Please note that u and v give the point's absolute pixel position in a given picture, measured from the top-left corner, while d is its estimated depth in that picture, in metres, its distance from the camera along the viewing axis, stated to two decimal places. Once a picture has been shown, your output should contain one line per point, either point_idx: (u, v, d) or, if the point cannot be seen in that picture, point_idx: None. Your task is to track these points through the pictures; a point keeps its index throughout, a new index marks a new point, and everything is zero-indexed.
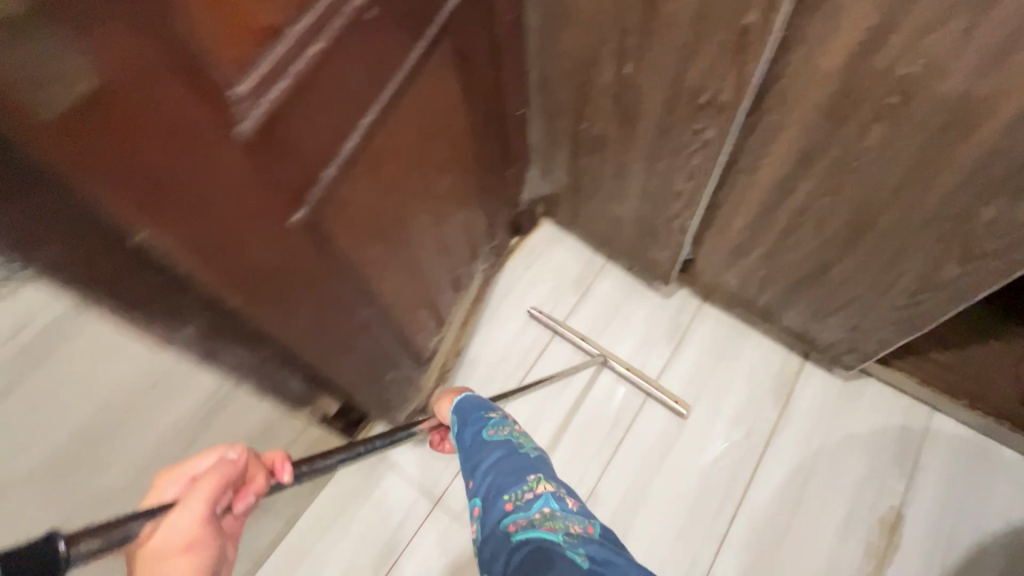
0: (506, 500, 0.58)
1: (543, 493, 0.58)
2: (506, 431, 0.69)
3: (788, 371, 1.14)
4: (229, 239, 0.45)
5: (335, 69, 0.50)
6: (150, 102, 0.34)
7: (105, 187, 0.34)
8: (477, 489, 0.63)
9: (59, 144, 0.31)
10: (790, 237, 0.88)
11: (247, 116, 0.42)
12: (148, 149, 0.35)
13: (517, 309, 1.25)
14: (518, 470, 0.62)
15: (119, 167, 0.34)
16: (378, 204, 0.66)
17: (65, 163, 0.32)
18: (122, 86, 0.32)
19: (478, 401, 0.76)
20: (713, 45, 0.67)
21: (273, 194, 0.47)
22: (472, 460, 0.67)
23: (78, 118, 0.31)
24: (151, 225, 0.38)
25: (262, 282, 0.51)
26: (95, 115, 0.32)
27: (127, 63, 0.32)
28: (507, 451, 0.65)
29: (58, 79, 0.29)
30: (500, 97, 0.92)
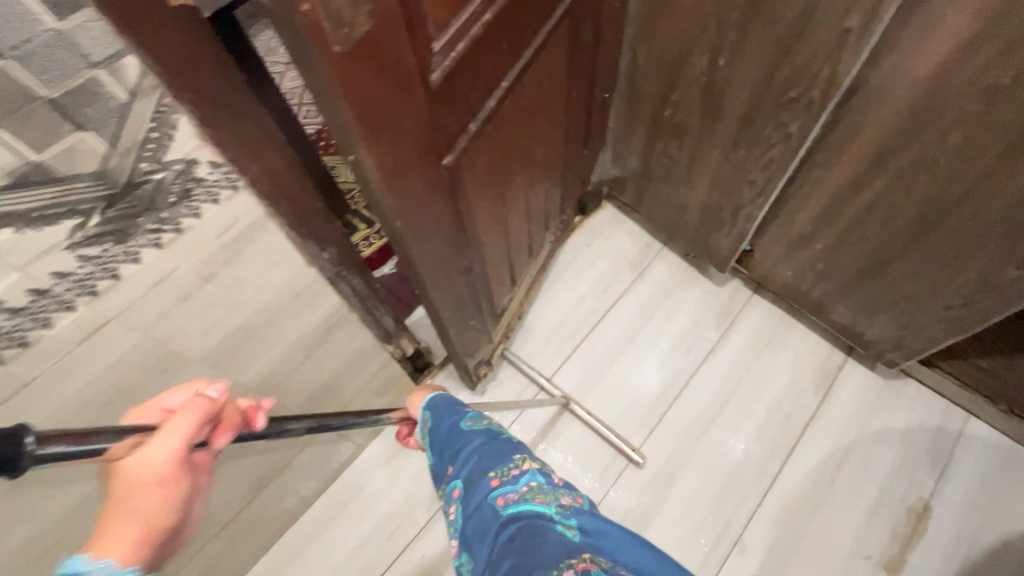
0: (492, 477, 0.61)
1: (529, 469, 0.61)
2: (483, 423, 0.74)
3: (830, 364, 1.21)
4: (405, 171, 0.54)
5: (493, 35, 0.58)
6: (391, 47, 0.43)
7: (352, 112, 0.43)
8: (459, 473, 0.67)
9: (339, 72, 0.39)
10: (854, 233, 0.94)
11: (437, 69, 0.50)
12: (380, 86, 0.44)
13: (575, 283, 1.34)
14: (501, 452, 0.65)
15: (363, 98, 0.43)
16: (495, 163, 0.75)
17: (338, 89, 0.40)
18: (381, 32, 0.41)
19: (451, 399, 0.81)
20: (811, 45, 0.74)
21: (437, 137, 0.56)
22: (453, 450, 0.71)
23: (350, 58, 0.40)
24: (368, 150, 0.47)
25: (417, 216, 0.60)
26: (359, 56, 0.40)
27: (388, 13, 0.41)
28: (487, 438, 0.69)
29: (353, 22, 0.38)
30: (594, 79, 1.00)
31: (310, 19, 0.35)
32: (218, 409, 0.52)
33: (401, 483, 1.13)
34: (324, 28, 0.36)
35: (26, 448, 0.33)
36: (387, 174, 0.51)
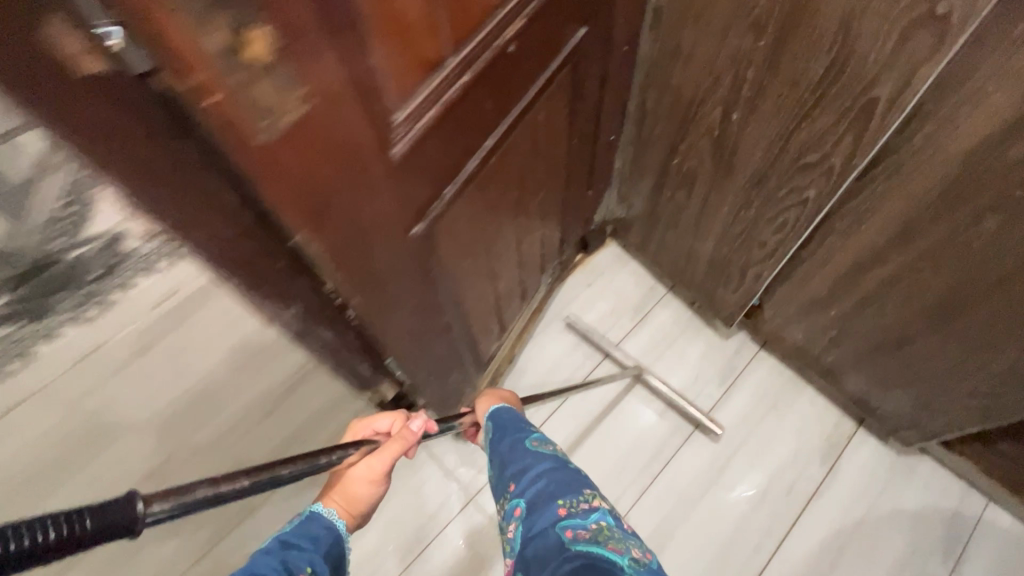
0: (559, 505, 0.58)
1: (599, 508, 0.58)
2: (549, 448, 0.69)
3: (839, 433, 1.12)
4: (361, 247, 0.48)
5: (474, 95, 0.52)
6: (335, 126, 0.37)
7: (288, 199, 0.37)
8: (523, 491, 0.63)
9: (264, 163, 0.34)
10: (871, 305, 0.87)
11: (401, 140, 0.45)
12: (324, 168, 0.39)
13: (572, 325, 1.27)
14: (570, 482, 0.62)
15: (302, 183, 0.38)
16: (479, 220, 0.69)
17: (266, 180, 0.35)
18: (320, 114, 0.35)
19: (518, 418, 0.78)
20: (833, 110, 0.67)
21: (404, 208, 0.50)
22: (515, 467, 0.67)
23: (282, 143, 0.34)
24: (311, 234, 0.41)
25: (380, 288, 0.54)
26: (295, 139, 0.35)
27: (327, 93, 0.35)
28: (555, 465, 0.65)
29: (276, 111, 0.32)
30: (598, 122, 0.94)
31: (218, 108, 0.29)
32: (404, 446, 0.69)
33: (374, 530, 1.08)
34: (234, 121, 0.30)
35: (137, 514, 0.28)
36: (338, 253, 0.46)
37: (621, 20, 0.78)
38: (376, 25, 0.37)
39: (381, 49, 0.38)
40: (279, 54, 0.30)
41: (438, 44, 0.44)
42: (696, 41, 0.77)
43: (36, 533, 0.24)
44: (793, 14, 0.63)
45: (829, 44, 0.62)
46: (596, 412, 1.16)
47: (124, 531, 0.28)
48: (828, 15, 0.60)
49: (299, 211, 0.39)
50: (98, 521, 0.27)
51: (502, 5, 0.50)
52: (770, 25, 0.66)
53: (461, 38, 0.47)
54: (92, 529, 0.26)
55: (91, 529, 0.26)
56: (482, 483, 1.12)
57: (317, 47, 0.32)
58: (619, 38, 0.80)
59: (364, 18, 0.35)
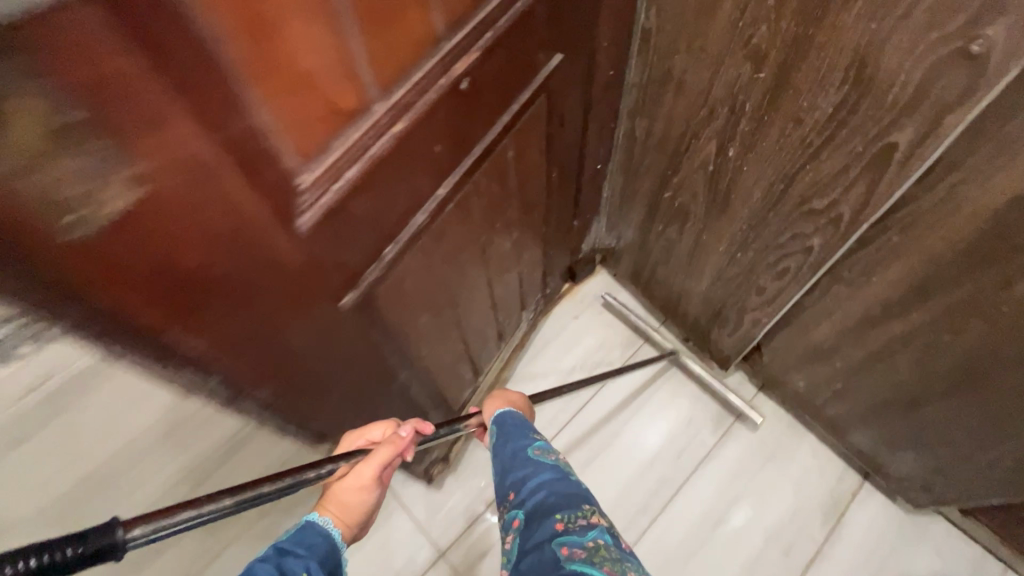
0: (556, 519, 0.53)
1: (597, 525, 0.52)
2: (552, 458, 0.62)
3: (843, 488, 1.03)
4: (266, 331, 0.39)
5: (415, 143, 0.44)
6: (198, 206, 0.29)
7: (136, 299, 0.29)
8: (521, 501, 0.57)
9: (83, 264, 0.26)
10: (881, 361, 0.78)
11: (310, 207, 0.36)
12: (190, 255, 0.30)
13: (556, 361, 1.18)
14: (569, 494, 0.56)
15: (156, 278, 0.29)
16: (436, 273, 0.61)
17: (93, 284, 0.27)
18: (167, 194, 0.27)
19: (523, 423, 0.70)
20: (842, 153, 0.58)
21: (325, 280, 0.42)
22: (514, 476, 0.60)
23: (110, 235, 0.26)
24: (184, 331, 0.33)
25: (302, 367, 0.46)
26: (131, 228, 0.26)
27: (176, 168, 0.27)
28: (556, 476, 0.59)
29: (87, 200, 0.24)
30: (582, 151, 0.85)
31: None
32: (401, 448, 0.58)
33: None
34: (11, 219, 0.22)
35: (119, 539, 0.31)
36: (232, 342, 0.37)
37: (604, 44, 0.69)
38: (252, 77, 0.28)
39: (264, 105, 0.30)
40: (74, 129, 0.22)
41: (356, 91, 0.36)
42: (689, 68, 0.69)
43: (35, 555, 0.27)
44: (797, 44, 0.54)
45: (839, 80, 0.53)
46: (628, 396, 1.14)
47: (108, 554, 0.31)
48: (838, 47, 0.51)
49: (157, 307, 0.30)
50: (83, 546, 0.30)
51: (446, 38, 0.41)
52: (771, 55, 0.58)
53: (390, 80, 0.38)
54: (78, 554, 0.29)
55: (76, 557, 0.29)
56: (453, 537, 1.03)
57: (143, 113, 0.24)
58: (602, 63, 0.72)
59: (229, 71, 0.27)
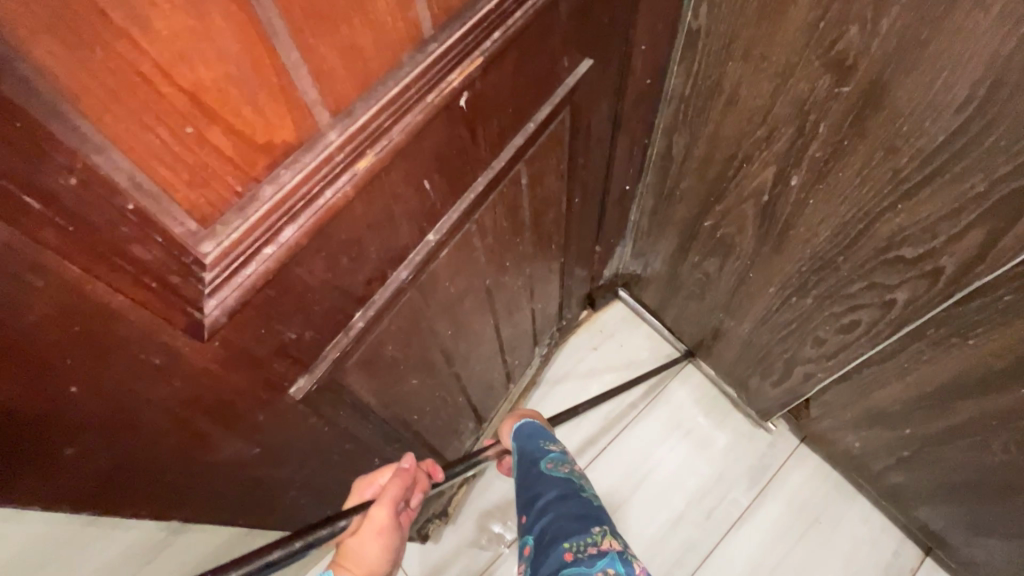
0: (564, 548, 0.42)
1: (610, 552, 0.42)
2: (567, 469, 0.51)
3: (901, 565, 0.90)
4: (175, 451, 0.28)
5: (389, 182, 0.32)
6: None
7: None
8: (531, 525, 0.47)
9: None
10: (967, 437, 0.64)
11: (223, 288, 0.24)
12: None
13: (570, 401, 1.05)
14: (580, 513, 0.45)
15: None
16: (428, 329, 0.49)
17: None
18: None
19: (540, 430, 0.57)
20: (952, 193, 0.45)
21: (262, 369, 0.30)
22: (525, 495, 0.50)
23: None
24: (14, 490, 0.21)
25: (240, 477, 0.34)
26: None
27: None
28: (568, 491, 0.48)
29: None
30: (608, 172, 0.73)
31: None
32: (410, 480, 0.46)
33: None
34: None
35: None
36: (113, 477, 0.25)
37: (642, 47, 0.57)
38: (76, 105, 0.17)
39: (113, 147, 0.18)
40: None
41: (292, 116, 0.24)
42: (745, 79, 0.56)
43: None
44: (901, 53, 0.42)
45: (960, 100, 0.41)
46: (642, 402, 1.05)
47: None
48: (964, 57, 0.39)
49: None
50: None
51: (435, 39, 0.30)
52: (861, 66, 0.45)
53: (348, 97, 0.27)
54: None
55: None
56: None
57: None
58: (637, 71, 0.60)
59: (19, 97, 0.15)
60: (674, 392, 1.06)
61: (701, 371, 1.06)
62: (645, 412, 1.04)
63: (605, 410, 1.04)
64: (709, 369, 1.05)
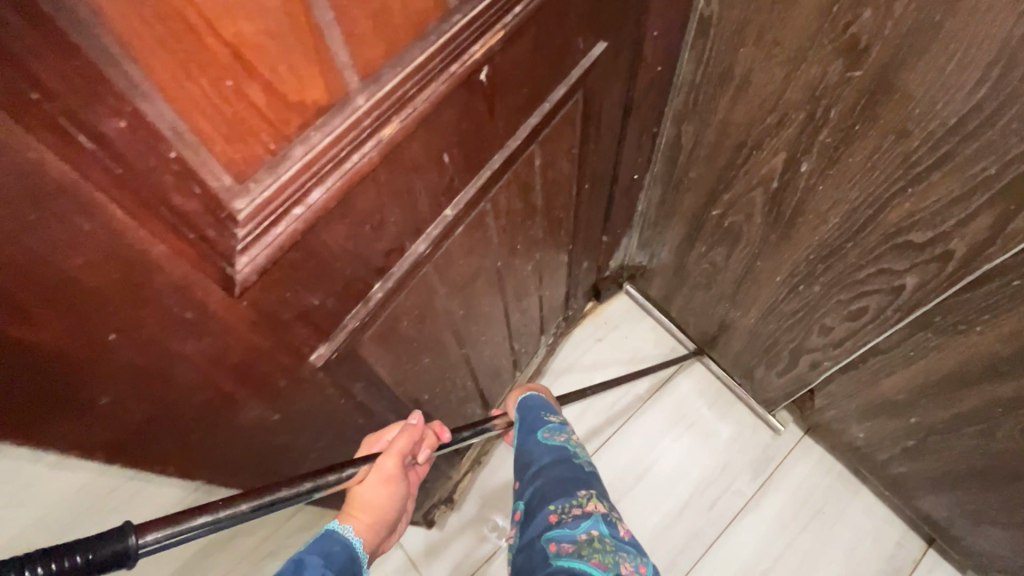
0: (550, 511, 0.43)
1: (595, 514, 0.43)
2: (563, 436, 0.50)
3: (903, 556, 0.90)
4: (198, 410, 0.28)
5: (410, 153, 0.32)
6: (29, 255, 0.18)
7: None
8: (522, 488, 0.48)
9: None
10: (972, 425, 0.65)
11: (254, 246, 0.25)
12: (26, 330, 0.19)
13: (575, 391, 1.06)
14: (568, 478, 0.45)
15: None
16: (441, 307, 0.50)
17: None
18: None
19: (543, 398, 0.55)
20: (965, 175, 0.46)
21: (286, 333, 0.31)
22: (518, 458, 0.50)
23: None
24: (48, 435, 0.22)
25: (260, 444, 0.35)
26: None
27: None
28: (560, 458, 0.47)
29: None
30: (617, 160, 0.74)
31: None
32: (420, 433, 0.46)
33: None
34: None
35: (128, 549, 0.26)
36: (144, 433, 0.26)
37: (655, 33, 0.58)
38: (125, 48, 0.17)
39: (158, 95, 0.19)
40: None
41: (323, 77, 0.24)
42: (757, 64, 0.56)
43: (43, 564, 0.23)
44: (915, 36, 0.42)
45: (973, 82, 0.41)
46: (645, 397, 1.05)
47: (118, 563, 0.25)
48: (979, 38, 0.39)
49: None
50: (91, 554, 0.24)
51: (459, 10, 0.30)
52: (874, 50, 0.45)
53: (377, 64, 0.27)
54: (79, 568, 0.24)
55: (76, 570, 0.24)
56: None
57: None
58: (649, 57, 0.60)
59: (74, 35, 0.16)
60: (677, 388, 1.06)
61: (710, 369, 1.06)
62: (650, 403, 1.05)
63: (610, 402, 1.05)
64: (716, 366, 1.04)
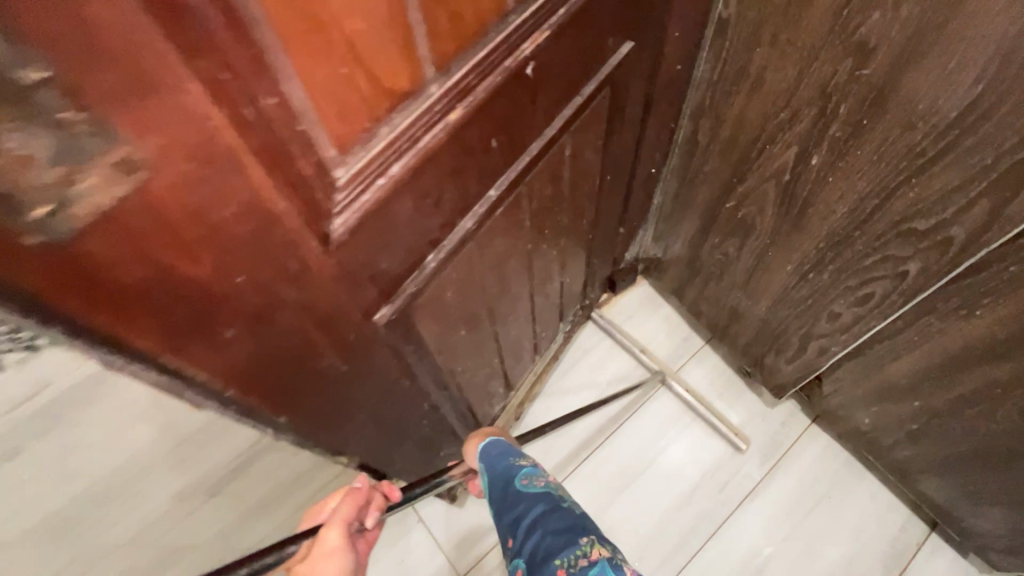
0: (556, 566, 0.46)
1: (599, 559, 0.45)
2: (542, 481, 0.55)
3: (908, 539, 0.94)
4: (290, 352, 0.33)
5: (468, 138, 0.37)
6: (203, 201, 0.22)
7: (128, 322, 0.23)
8: (519, 548, 0.50)
9: (51, 280, 0.19)
10: (973, 406, 0.68)
11: (346, 209, 0.30)
12: (191, 264, 0.23)
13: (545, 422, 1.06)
14: (566, 528, 0.48)
15: (151, 294, 0.23)
16: (478, 284, 0.54)
17: (74, 302, 0.20)
18: (168, 184, 0.20)
19: (508, 444, 0.60)
20: (965, 166, 0.50)
21: (359, 292, 0.35)
22: (507, 518, 0.53)
23: (91, 240, 0.19)
24: (187, 357, 0.26)
25: (329, 393, 0.39)
26: (120, 230, 0.20)
27: (176, 151, 0.20)
28: (549, 506, 0.51)
29: (53, 195, 0.17)
30: (636, 154, 0.78)
31: None
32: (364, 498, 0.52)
33: None
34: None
35: None
36: (251, 367, 0.31)
37: (675, 34, 0.62)
38: (281, 41, 0.22)
39: (296, 79, 0.23)
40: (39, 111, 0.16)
41: (408, 68, 0.29)
42: (771, 64, 0.61)
43: None
44: (921, 36, 0.46)
45: (970, 80, 0.45)
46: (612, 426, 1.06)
47: None
48: (976, 39, 0.43)
49: (152, 327, 0.24)
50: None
51: (515, 12, 0.35)
52: (882, 50, 0.49)
53: (448, 58, 0.32)
54: None
55: None
56: (473, 560, 0.98)
57: (128, 77, 0.17)
58: (669, 57, 0.64)
59: (254, 29, 0.20)
60: (644, 413, 1.07)
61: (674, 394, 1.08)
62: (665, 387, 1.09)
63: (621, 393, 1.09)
64: (681, 388, 1.07)
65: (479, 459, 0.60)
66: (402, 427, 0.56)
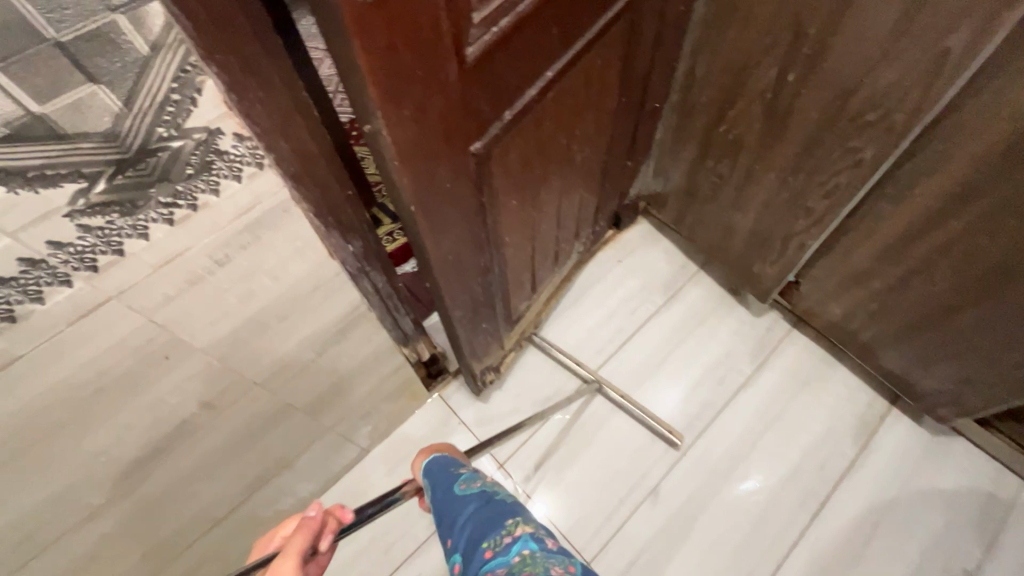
0: (484, 548, 0.50)
1: (521, 534, 0.50)
2: (477, 483, 0.62)
3: (873, 413, 1.13)
4: (429, 146, 0.48)
5: (543, 16, 0.52)
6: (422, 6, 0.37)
7: (373, 77, 0.38)
8: (456, 543, 0.55)
9: (356, 28, 0.34)
10: (919, 274, 0.86)
11: (475, 42, 0.45)
12: (407, 48, 0.39)
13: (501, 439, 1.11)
14: (495, 517, 0.54)
15: (387, 61, 0.38)
16: (531, 159, 0.69)
17: (359, 49, 0.35)
18: None
19: (448, 460, 0.69)
20: (903, 64, 0.67)
21: (469, 117, 0.51)
22: (445, 520, 0.59)
23: (375, 9, 0.34)
24: (386, 120, 0.42)
25: (439, 199, 0.55)
26: (385, 10, 0.35)
27: None
28: (480, 500, 0.58)
29: None
30: (647, 87, 0.93)
31: None
32: (320, 523, 0.52)
33: None
34: None
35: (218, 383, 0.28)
36: (409, 147, 0.46)
37: None
38: None
39: None
40: None
41: None
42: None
43: None
44: None
45: None
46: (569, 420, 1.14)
47: None
48: None
49: (381, 87, 0.39)
50: None
51: None
52: None
53: None
54: None
55: None
56: (514, 449, 1.12)
57: None
58: None
59: None
60: (586, 416, 1.14)
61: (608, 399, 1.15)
62: (667, 304, 1.26)
63: (631, 310, 1.26)
64: (616, 396, 1.14)
65: (422, 478, 0.68)
66: (469, 274, 0.71)
